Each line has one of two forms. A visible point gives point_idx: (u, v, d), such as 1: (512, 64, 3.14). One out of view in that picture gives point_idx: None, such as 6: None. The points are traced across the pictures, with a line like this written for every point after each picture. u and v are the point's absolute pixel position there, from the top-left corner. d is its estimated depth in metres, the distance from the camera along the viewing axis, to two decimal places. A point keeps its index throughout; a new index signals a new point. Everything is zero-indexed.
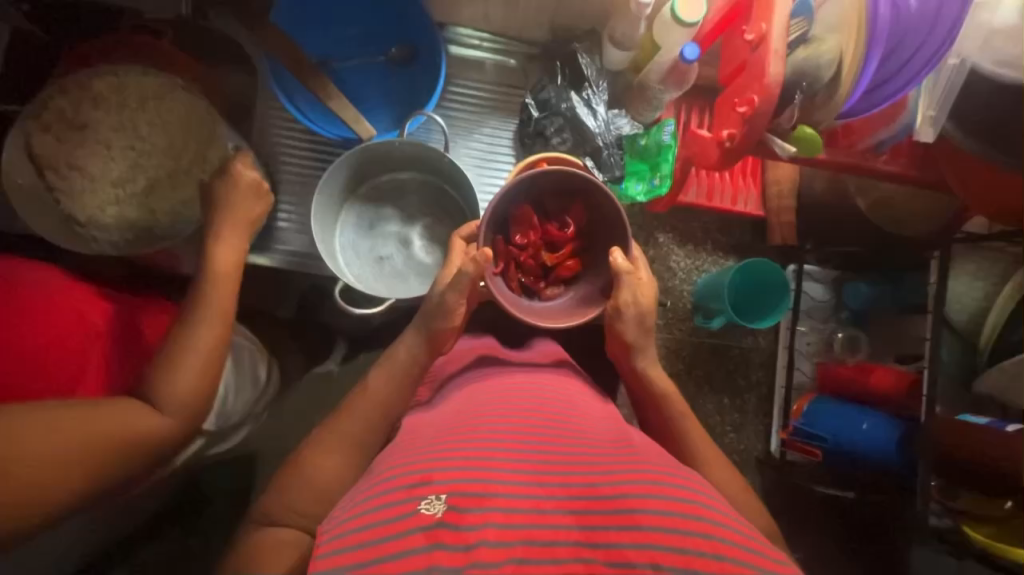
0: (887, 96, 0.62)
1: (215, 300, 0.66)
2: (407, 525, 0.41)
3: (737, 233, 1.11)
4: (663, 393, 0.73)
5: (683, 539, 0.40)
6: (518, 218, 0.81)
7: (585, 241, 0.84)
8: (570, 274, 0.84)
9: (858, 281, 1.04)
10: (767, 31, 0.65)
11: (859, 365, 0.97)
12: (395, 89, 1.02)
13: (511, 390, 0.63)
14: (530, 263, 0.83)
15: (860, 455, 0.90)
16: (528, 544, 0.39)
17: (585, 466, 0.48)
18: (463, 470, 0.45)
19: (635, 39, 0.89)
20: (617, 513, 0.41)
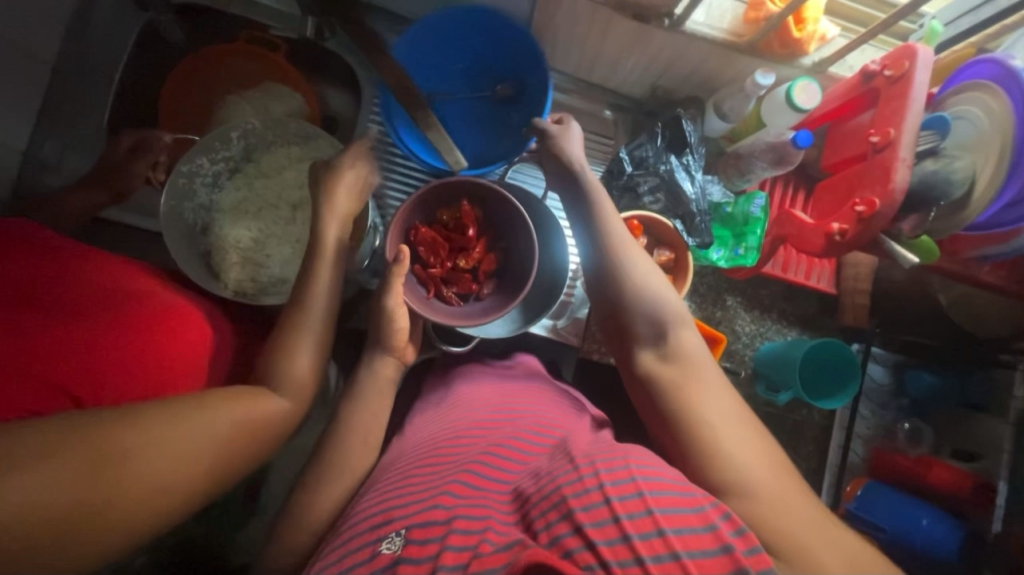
0: (1022, 217, 0.62)
1: (320, 280, 0.64)
2: (371, 567, 0.45)
3: (804, 305, 1.11)
4: (601, 213, 0.69)
5: (610, 508, 0.42)
6: (421, 240, 0.86)
7: (490, 232, 0.90)
8: (493, 266, 0.89)
9: (921, 371, 1.02)
10: (897, 138, 0.67)
11: (918, 457, 0.96)
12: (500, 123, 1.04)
13: (473, 412, 0.67)
14: (454, 273, 0.88)
15: (918, 552, 0.89)
16: (478, 558, 0.41)
17: (529, 480, 0.51)
18: (418, 502, 0.49)
19: (741, 114, 0.91)
20: (555, 508, 0.44)
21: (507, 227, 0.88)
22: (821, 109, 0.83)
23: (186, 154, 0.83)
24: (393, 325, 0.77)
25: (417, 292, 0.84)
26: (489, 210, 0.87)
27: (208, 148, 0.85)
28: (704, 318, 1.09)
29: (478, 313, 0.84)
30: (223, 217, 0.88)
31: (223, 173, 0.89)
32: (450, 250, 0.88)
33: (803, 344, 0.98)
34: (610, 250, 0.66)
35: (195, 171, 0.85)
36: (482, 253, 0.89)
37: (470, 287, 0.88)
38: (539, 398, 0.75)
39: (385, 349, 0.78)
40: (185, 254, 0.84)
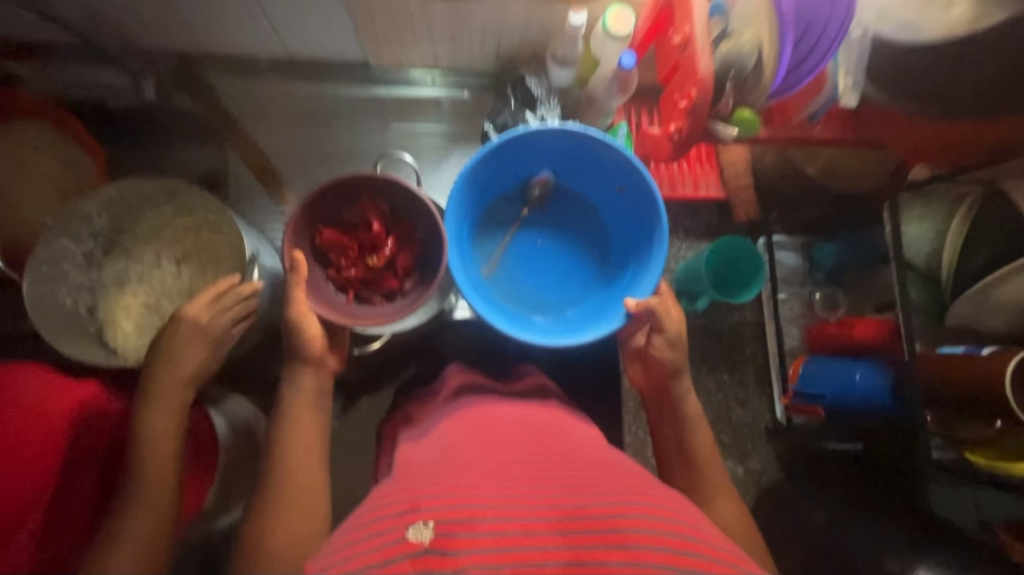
0: (807, 71, 0.68)
1: (154, 461, 0.70)
2: (397, 551, 0.46)
3: (705, 216, 1.16)
4: (690, 421, 0.80)
5: (667, 557, 0.46)
6: (329, 245, 0.85)
7: (401, 227, 0.87)
8: (410, 260, 0.87)
9: (824, 243, 1.08)
10: (692, 32, 0.70)
11: (841, 321, 1.01)
12: (558, 231, 0.96)
13: (504, 425, 0.69)
14: (370, 275, 0.88)
15: (859, 405, 0.93)
16: (515, 567, 0.45)
17: (569, 488, 0.54)
18: (448, 497, 0.51)
19: (577, 56, 0.94)
20: (605, 535, 0.47)
21: (411, 214, 0.87)
22: (639, 29, 0.87)
23: (44, 239, 0.80)
24: (304, 335, 0.80)
25: (334, 299, 0.84)
26: (392, 200, 0.85)
27: (67, 230, 0.82)
28: None
29: (399, 307, 0.83)
30: (108, 294, 0.87)
31: (96, 251, 0.87)
32: (361, 250, 0.87)
33: (703, 253, 1.03)
34: (700, 450, 0.77)
35: (61, 255, 0.82)
36: (395, 249, 0.88)
37: (391, 285, 0.88)
38: (553, 409, 0.79)
39: (303, 360, 0.80)
40: (77, 343, 0.82)
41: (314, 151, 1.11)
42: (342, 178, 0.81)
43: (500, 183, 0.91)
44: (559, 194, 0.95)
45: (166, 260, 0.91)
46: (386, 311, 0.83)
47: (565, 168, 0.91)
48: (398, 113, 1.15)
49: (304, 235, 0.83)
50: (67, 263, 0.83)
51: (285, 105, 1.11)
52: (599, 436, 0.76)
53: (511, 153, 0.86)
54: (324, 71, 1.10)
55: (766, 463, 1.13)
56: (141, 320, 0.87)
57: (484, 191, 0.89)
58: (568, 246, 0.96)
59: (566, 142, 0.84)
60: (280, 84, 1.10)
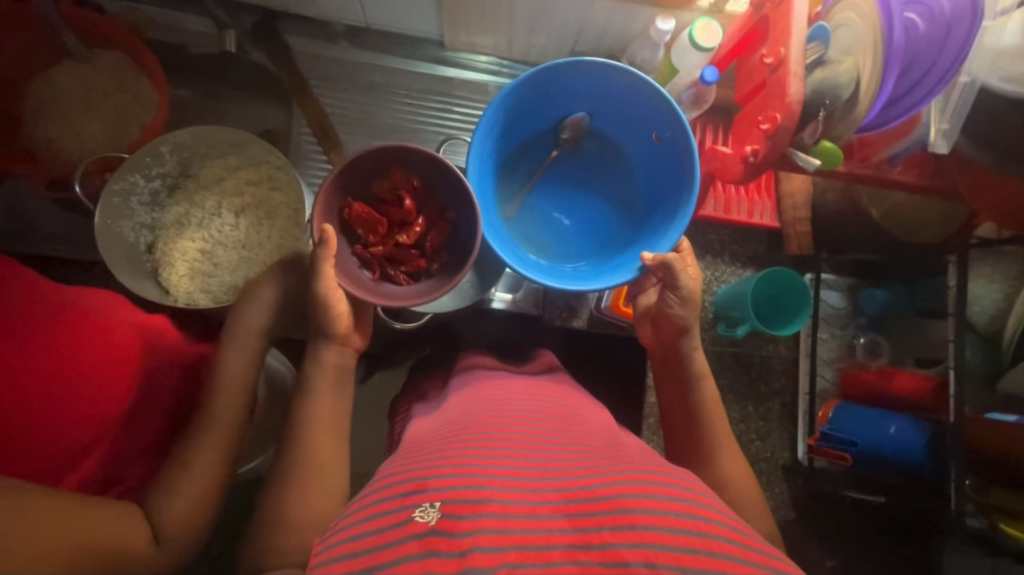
0: (904, 110, 0.68)
1: (222, 412, 0.70)
2: (404, 532, 0.45)
3: (754, 243, 1.14)
4: (701, 401, 0.77)
5: (675, 536, 0.44)
6: (357, 219, 0.85)
7: (430, 205, 0.89)
8: (439, 240, 0.88)
9: (873, 288, 1.06)
10: (786, 55, 0.69)
11: (881, 369, 0.99)
12: (585, 181, 0.96)
13: (509, 402, 0.69)
14: (396, 252, 0.88)
15: (890, 459, 0.92)
16: (520, 549, 0.43)
17: (574, 473, 0.53)
18: (457, 479, 0.50)
19: (655, 63, 0.96)
20: (612, 513, 0.45)
21: (447, 195, 0.87)
22: (725, 46, 0.86)
23: (117, 172, 0.83)
24: (332, 311, 0.78)
25: (361, 276, 0.84)
26: (426, 177, 0.87)
27: (139, 165, 0.85)
28: None
29: (424, 290, 0.83)
30: (167, 234, 0.89)
31: (161, 191, 0.89)
32: (390, 226, 0.88)
33: (750, 279, 1.01)
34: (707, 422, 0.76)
35: (129, 189, 0.85)
36: (424, 228, 0.89)
37: (418, 264, 0.88)
38: (569, 396, 0.77)
39: (328, 338, 0.79)
40: (135, 276, 0.85)
41: (375, 123, 1.12)
42: (377, 147, 0.80)
43: (533, 121, 0.91)
44: (591, 142, 0.94)
45: (225, 210, 0.92)
46: (408, 291, 0.83)
47: (599, 117, 0.91)
48: (462, 96, 1.14)
49: (333, 206, 0.82)
50: (134, 197, 0.86)
51: (354, 73, 1.11)
52: (614, 425, 0.74)
53: (547, 91, 0.86)
54: (397, 46, 1.10)
55: (778, 501, 1.08)
56: (193, 264, 0.89)
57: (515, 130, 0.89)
58: (590, 198, 0.96)
59: (606, 82, 0.84)
60: (353, 52, 1.10)
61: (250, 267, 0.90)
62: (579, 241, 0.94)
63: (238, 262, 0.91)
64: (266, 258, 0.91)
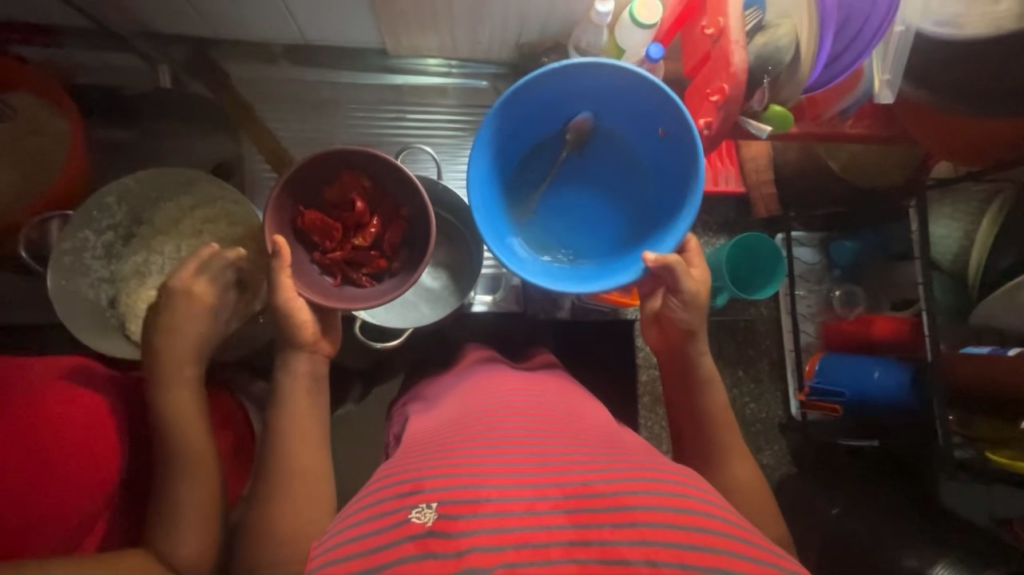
0: (844, 67, 0.68)
1: (187, 439, 0.71)
2: (401, 533, 0.46)
3: (723, 211, 1.15)
4: (706, 383, 0.78)
5: (674, 533, 0.45)
6: (312, 227, 0.83)
7: (384, 204, 0.87)
8: (397, 237, 0.87)
9: (843, 239, 1.08)
10: (726, 25, 0.69)
11: (859, 318, 1.01)
12: (592, 182, 0.91)
13: (527, 406, 0.68)
14: (356, 255, 0.87)
15: (878, 403, 0.94)
16: (519, 549, 0.43)
17: (573, 467, 0.53)
18: (454, 480, 0.50)
19: (601, 46, 0.92)
20: (611, 512, 0.46)
21: (398, 191, 0.86)
22: (666, 20, 0.85)
23: (66, 230, 0.81)
24: (296, 320, 0.77)
25: (322, 283, 0.83)
26: (375, 177, 0.85)
27: (87, 220, 0.83)
28: None
29: (387, 289, 0.83)
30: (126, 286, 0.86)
31: (115, 242, 0.86)
32: (346, 230, 0.87)
33: (722, 248, 1.02)
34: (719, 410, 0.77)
35: (81, 246, 0.83)
36: (381, 227, 0.87)
37: (380, 264, 0.87)
38: (561, 388, 0.79)
39: (296, 347, 0.78)
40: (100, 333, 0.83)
41: (330, 141, 1.10)
42: (319, 154, 0.79)
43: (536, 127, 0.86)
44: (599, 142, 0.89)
45: (185, 252, 0.88)
46: (371, 291, 0.84)
47: (603, 114, 0.85)
48: (414, 102, 1.12)
49: (285, 217, 0.81)
50: (87, 253, 0.83)
51: (299, 93, 1.08)
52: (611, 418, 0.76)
53: (544, 94, 0.81)
54: (339, 59, 1.07)
55: (778, 457, 1.14)
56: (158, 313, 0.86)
57: (515, 136, 0.84)
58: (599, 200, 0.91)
59: (606, 81, 0.79)
60: (295, 71, 1.07)
61: None
62: (589, 241, 0.90)
63: None
64: None
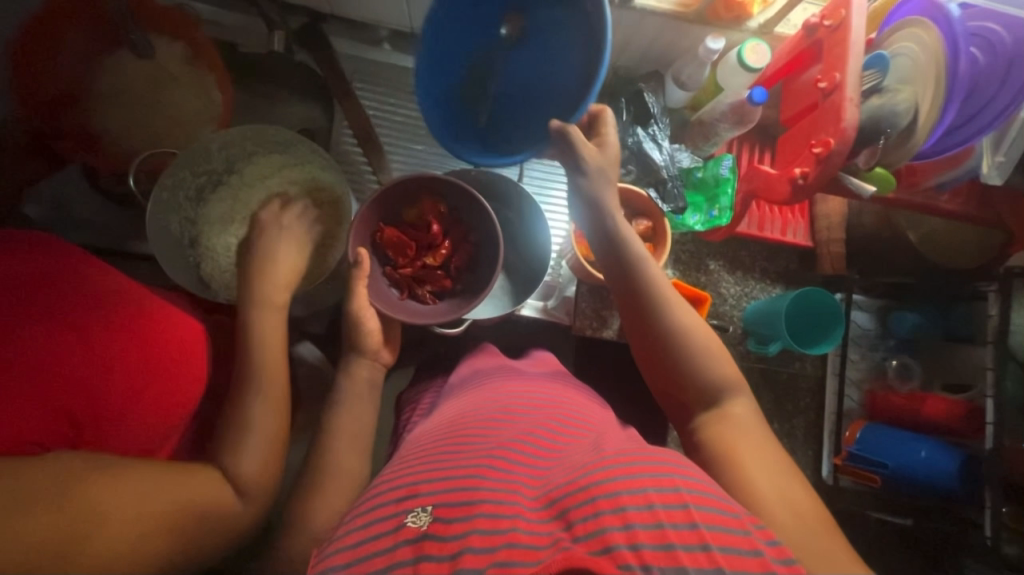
0: (959, 141, 0.70)
1: (265, 362, 0.73)
2: (398, 540, 0.47)
3: (784, 261, 1.15)
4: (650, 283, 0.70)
5: (654, 515, 0.44)
6: (388, 242, 0.85)
7: (457, 228, 0.87)
8: (466, 261, 0.87)
9: (904, 310, 1.06)
10: (842, 80, 0.70)
11: (910, 393, 0.99)
12: (533, 88, 0.73)
13: (510, 402, 0.69)
14: (425, 274, 0.87)
15: (919, 481, 0.92)
16: (509, 547, 0.43)
17: (561, 472, 0.54)
18: (450, 483, 0.51)
19: (700, 81, 0.95)
20: (592, 501, 0.46)
21: (471, 216, 0.86)
22: (772, 66, 0.87)
23: (169, 168, 0.84)
24: (364, 328, 0.81)
25: (389, 295, 0.84)
26: (454, 201, 0.85)
27: (190, 161, 0.86)
28: (689, 284, 1.12)
29: (455, 311, 0.84)
30: (209, 231, 0.88)
31: (207, 186, 0.89)
32: (418, 248, 0.87)
33: (784, 297, 1.01)
34: (654, 298, 0.69)
35: (178, 184, 0.85)
36: (451, 250, 0.88)
37: (444, 284, 0.87)
38: (567, 391, 0.79)
39: (360, 353, 0.81)
40: (179, 271, 0.86)
41: (413, 126, 1.13)
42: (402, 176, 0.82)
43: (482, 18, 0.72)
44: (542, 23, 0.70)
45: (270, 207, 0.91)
46: (436, 310, 0.85)
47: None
48: None
49: (366, 230, 0.83)
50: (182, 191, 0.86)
51: (395, 77, 1.12)
52: (613, 417, 0.76)
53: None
54: None
55: None
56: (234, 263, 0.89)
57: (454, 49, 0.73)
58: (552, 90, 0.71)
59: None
60: (395, 56, 1.11)
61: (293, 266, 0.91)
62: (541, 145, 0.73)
63: None
64: (310, 259, 0.91)
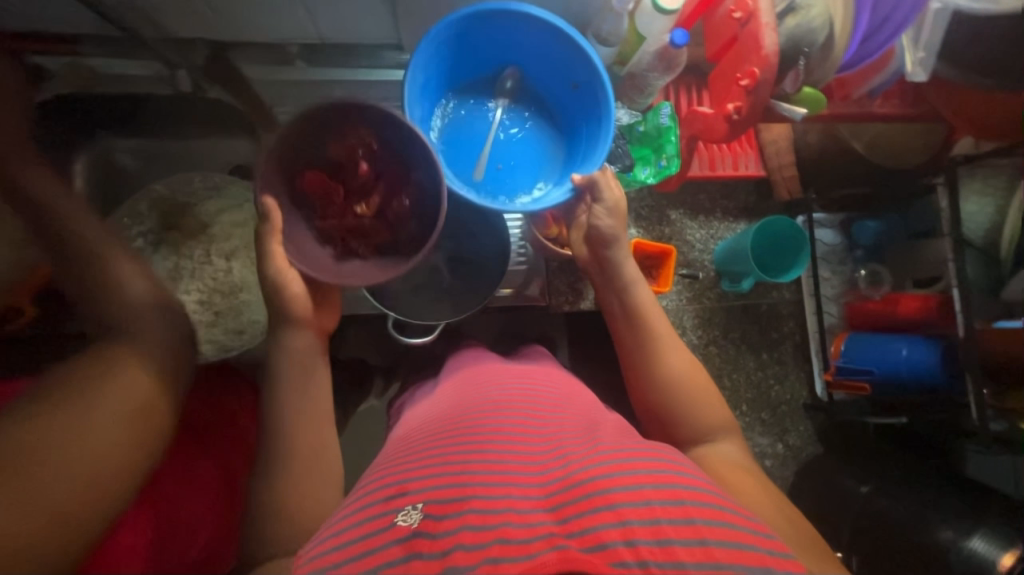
0: (878, 46, 0.71)
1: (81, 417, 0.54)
2: (387, 537, 0.47)
3: (743, 195, 1.15)
4: (644, 313, 0.74)
5: (648, 509, 0.45)
6: (310, 190, 0.70)
7: (392, 165, 0.73)
8: (403, 205, 0.72)
9: (865, 219, 1.07)
10: (755, 8, 0.68)
11: (884, 297, 1.01)
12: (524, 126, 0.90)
13: (496, 393, 0.69)
14: (360, 225, 0.72)
15: (906, 380, 0.95)
16: (502, 543, 0.44)
17: (552, 465, 0.54)
18: (439, 481, 0.51)
19: (621, 34, 0.91)
20: (588, 498, 0.46)
21: (404, 151, 0.71)
22: (687, 5, 0.85)
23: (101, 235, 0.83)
24: (288, 291, 0.69)
25: (317, 256, 0.71)
26: (386, 136, 0.70)
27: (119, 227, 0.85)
28: (655, 238, 1.12)
29: (389, 267, 0.70)
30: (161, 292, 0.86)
31: (145, 247, 0.87)
32: (348, 195, 0.73)
33: (748, 232, 1.01)
34: (647, 326, 0.74)
35: None
36: (387, 194, 0.74)
37: (382, 236, 0.73)
38: (549, 375, 0.80)
39: (291, 321, 0.70)
40: None
41: None
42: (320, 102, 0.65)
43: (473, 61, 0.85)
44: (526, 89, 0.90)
45: (215, 256, 0.88)
46: (379, 266, 0.71)
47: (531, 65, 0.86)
48: None
49: (280, 178, 0.69)
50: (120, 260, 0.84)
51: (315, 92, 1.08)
52: (591, 398, 0.76)
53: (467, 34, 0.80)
54: (351, 57, 1.06)
55: (804, 437, 1.15)
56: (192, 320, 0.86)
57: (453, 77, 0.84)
58: (534, 137, 0.91)
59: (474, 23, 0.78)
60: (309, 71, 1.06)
61: (250, 309, 0.89)
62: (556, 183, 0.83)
63: (236, 310, 0.88)
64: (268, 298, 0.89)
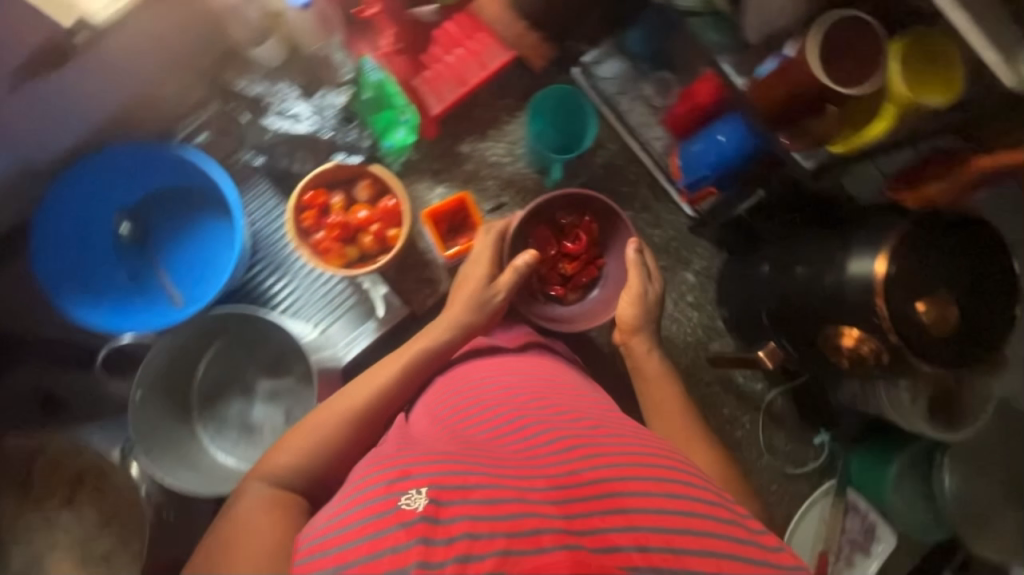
0: None
1: None
2: (390, 521, 0.47)
3: (514, 84, 1.06)
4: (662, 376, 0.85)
5: (660, 517, 0.50)
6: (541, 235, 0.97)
7: (594, 254, 0.99)
8: (588, 279, 0.99)
9: (629, 31, 1.01)
10: None
11: (683, 96, 0.96)
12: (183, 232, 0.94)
13: (501, 384, 0.68)
14: (553, 274, 0.98)
15: (736, 163, 0.93)
16: (510, 536, 0.45)
17: (561, 448, 0.55)
18: (442, 467, 0.51)
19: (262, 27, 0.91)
20: (603, 499, 0.50)
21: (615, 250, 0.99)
22: None
23: None
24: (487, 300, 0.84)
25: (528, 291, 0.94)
26: (606, 225, 0.98)
27: None
28: (463, 181, 1.04)
29: (587, 319, 0.96)
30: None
31: None
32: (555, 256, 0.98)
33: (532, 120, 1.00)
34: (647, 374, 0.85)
35: None
36: (584, 270, 0.99)
37: (555, 289, 0.98)
38: (549, 365, 0.76)
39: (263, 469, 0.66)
40: None
41: None
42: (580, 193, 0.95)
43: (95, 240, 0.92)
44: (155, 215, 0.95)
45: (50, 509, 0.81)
46: (587, 309, 0.98)
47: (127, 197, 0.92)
48: None
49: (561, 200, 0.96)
50: None
51: None
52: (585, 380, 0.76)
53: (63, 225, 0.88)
54: None
55: (710, 256, 1.12)
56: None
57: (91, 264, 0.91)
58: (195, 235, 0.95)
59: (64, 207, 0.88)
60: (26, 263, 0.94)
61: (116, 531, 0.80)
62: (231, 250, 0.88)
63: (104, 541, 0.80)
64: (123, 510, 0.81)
